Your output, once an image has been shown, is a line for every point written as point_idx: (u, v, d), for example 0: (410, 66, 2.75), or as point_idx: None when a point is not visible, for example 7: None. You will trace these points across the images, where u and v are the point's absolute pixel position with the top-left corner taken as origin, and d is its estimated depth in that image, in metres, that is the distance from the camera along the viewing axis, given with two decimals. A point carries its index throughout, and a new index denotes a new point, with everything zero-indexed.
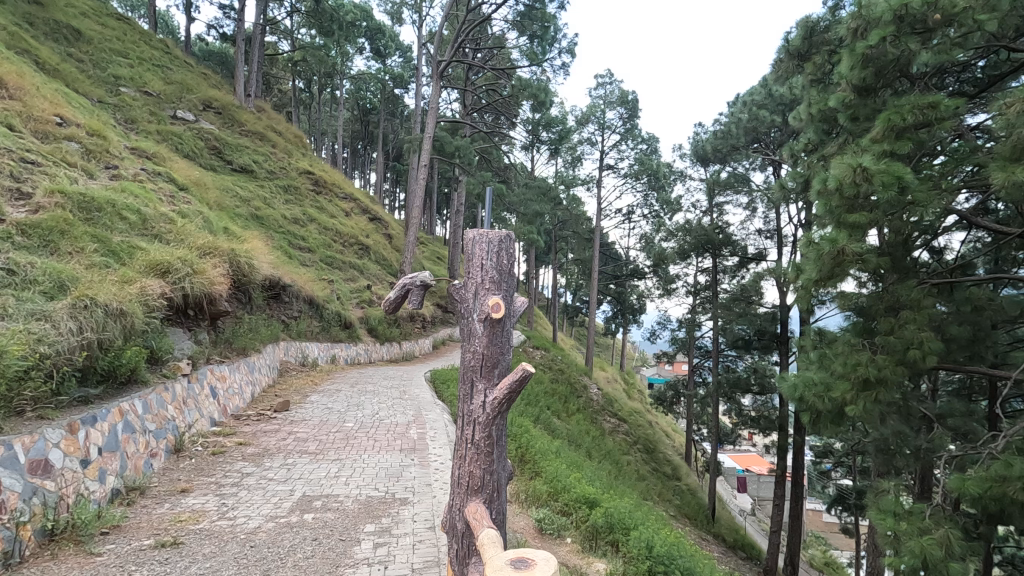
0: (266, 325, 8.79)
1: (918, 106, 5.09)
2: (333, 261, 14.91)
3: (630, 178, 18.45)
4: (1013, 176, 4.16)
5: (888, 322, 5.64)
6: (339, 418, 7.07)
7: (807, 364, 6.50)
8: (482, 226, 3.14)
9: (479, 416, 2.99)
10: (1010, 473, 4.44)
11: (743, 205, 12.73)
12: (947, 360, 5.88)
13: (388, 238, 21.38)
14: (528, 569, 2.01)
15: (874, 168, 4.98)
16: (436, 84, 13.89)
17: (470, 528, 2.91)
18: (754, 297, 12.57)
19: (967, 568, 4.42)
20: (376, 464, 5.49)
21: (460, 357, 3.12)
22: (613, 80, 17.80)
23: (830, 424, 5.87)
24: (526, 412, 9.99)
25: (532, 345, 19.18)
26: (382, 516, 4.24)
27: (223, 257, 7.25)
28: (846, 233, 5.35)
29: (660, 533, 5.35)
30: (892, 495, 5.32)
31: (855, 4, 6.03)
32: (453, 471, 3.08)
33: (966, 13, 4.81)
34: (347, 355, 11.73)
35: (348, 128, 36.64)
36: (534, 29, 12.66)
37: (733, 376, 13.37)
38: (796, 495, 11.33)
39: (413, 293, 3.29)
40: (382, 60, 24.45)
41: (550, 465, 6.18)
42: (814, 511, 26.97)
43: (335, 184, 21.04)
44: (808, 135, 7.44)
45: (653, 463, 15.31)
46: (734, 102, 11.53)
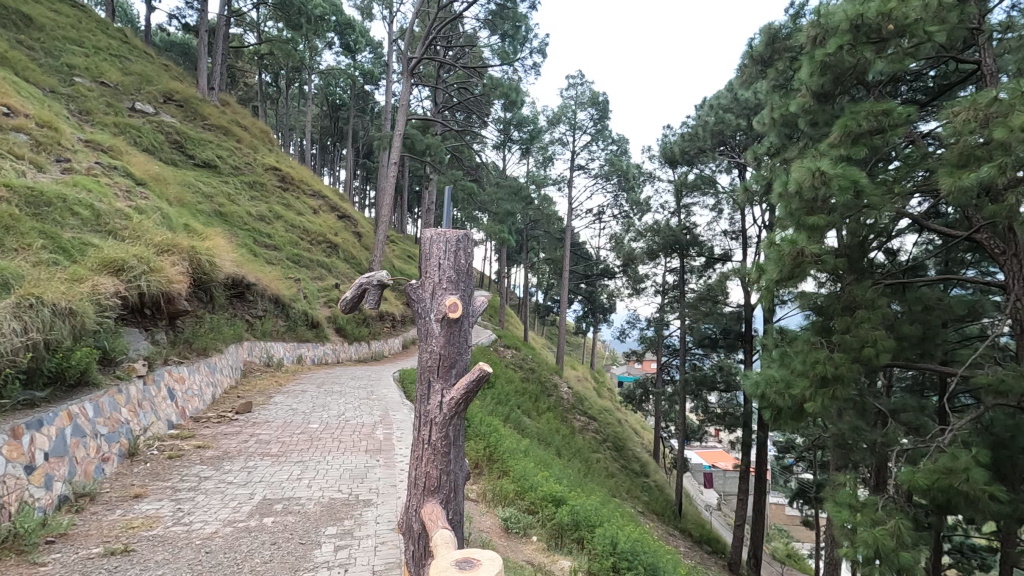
0: (228, 325, 8.55)
1: (873, 113, 5.31)
2: (300, 259, 14.60)
3: (601, 178, 18.60)
4: (958, 181, 4.35)
5: (845, 322, 5.82)
6: (303, 419, 6.95)
7: (768, 362, 6.67)
8: (440, 225, 3.13)
9: (436, 417, 2.98)
10: (955, 465, 4.68)
11: (710, 206, 12.98)
12: (900, 357, 6.15)
13: (357, 236, 21.07)
14: (473, 569, 2.02)
15: (832, 172, 5.17)
16: (407, 81, 13.69)
17: (425, 529, 2.90)
18: (720, 296, 12.88)
19: (916, 557, 4.63)
20: (340, 466, 5.42)
21: (417, 358, 3.10)
22: (584, 81, 17.88)
23: (790, 421, 6.04)
24: (495, 412, 10.00)
25: (503, 344, 19.12)
26: (345, 518, 4.19)
27: (182, 255, 7.02)
28: (806, 234, 5.52)
29: (625, 529, 5.41)
30: (848, 487, 5.52)
31: (814, 13, 6.22)
32: (411, 471, 3.07)
33: (918, 24, 5.02)
34: (314, 355, 11.52)
35: (317, 124, 35.95)
36: (505, 29, 12.63)
37: (699, 373, 13.62)
38: (760, 490, 11.61)
39: (369, 293, 3.26)
40: (352, 55, 24.06)
41: (517, 464, 6.18)
42: (777, 505, 27.79)
43: (302, 181, 20.61)
44: (771, 138, 7.63)
45: (622, 460, 15.50)
46: (701, 105, 11.73)
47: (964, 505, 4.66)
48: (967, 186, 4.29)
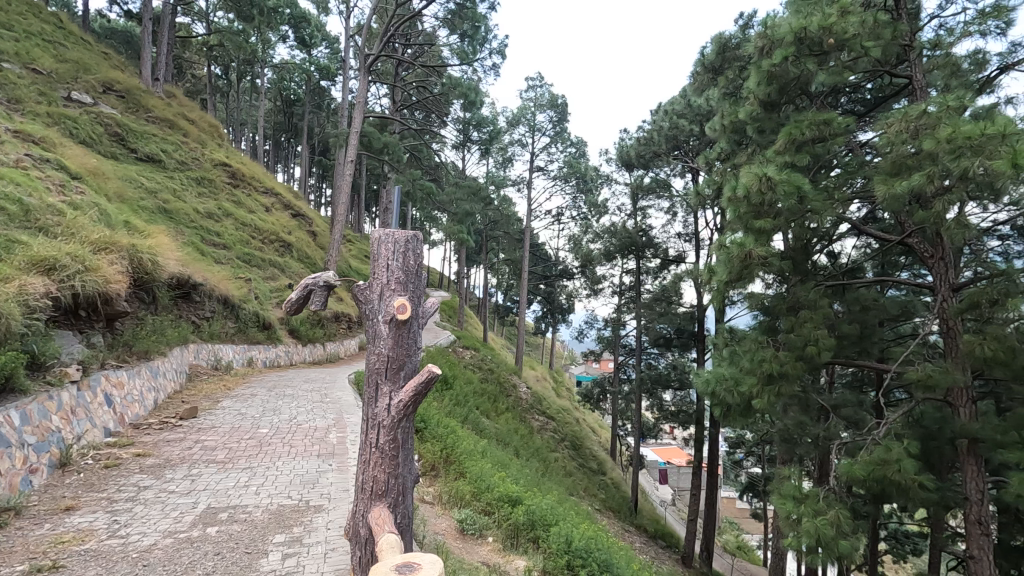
0: (172, 327, 8.19)
1: (815, 122, 5.59)
2: (252, 259, 14.14)
3: (559, 180, 18.76)
4: (892, 189, 4.60)
5: (790, 321, 6.09)
6: (253, 424, 6.73)
7: (718, 360, 6.90)
8: (389, 225, 3.10)
9: (384, 420, 2.94)
10: (889, 456, 4.95)
11: (664, 209, 13.29)
12: (841, 355, 6.50)
13: (312, 235, 20.55)
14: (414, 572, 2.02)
15: (777, 177, 5.40)
16: (364, 78, 13.41)
17: (372, 533, 2.87)
18: (674, 298, 13.26)
19: (854, 545, 4.88)
20: (291, 470, 5.28)
21: (365, 360, 3.04)
22: (542, 83, 17.98)
23: (739, 417, 6.26)
24: (453, 413, 9.98)
25: (462, 344, 19.04)
26: (294, 525, 4.08)
27: (121, 253, 6.68)
28: (753, 237, 5.73)
29: (581, 527, 5.47)
30: (793, 480, 5.75)
31: (761, 24, 6.46)
32: (357, 475, 3.02)
33: (855, 39, 5.32)
34: (266, 357, 11.17)
35: (270, 120, 34.83)
36: (465, 28, 12.57)
37: (654, 372, 13.94)
38: (711, 485, 11.96)
39: (316, 294, 3.21)
40: (307, 50, 23.40)
41: (474, 465, 6.19)
42: (728, 499, 28.85)
43: (253, 178, 19.94)
44: (721, 144, 7.88)
45: (580, 459, 15.68)
46: (656, 110, 12.00)
47: (897, 493, 4.94)
48: (899, 194, 4.56)
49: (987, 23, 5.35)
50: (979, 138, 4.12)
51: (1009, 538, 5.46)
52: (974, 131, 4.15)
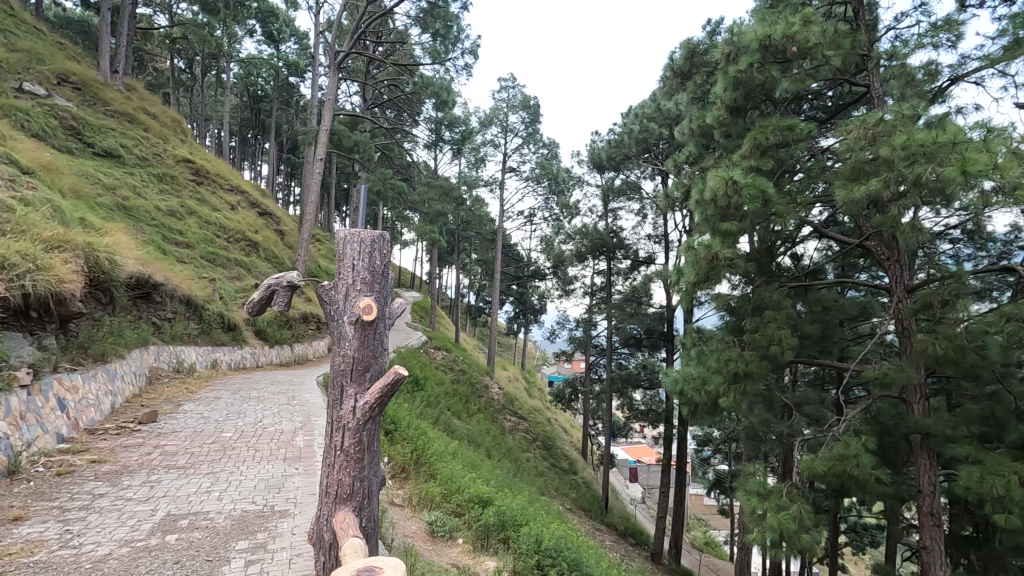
0: (131, 328, 7.90)
1: (779, 127, 5.76)
2: (216, 258, 13.76)
3: (531, 181, 18.82)
4: (851, 194, 4.75)
5: (755, 321, 6.24)
6: (216, 428, 6.54)
7: (686, 360, 7.02)
8: (355, 225, 3.06)
9: (349, 422, 2.90)
10: (848, 451, 5.12)
11: (635, 211, 13.47)
12: (804, 354, 6.69)
13: (279, 234, 20.12)
14: None
15: (742, 181, 5.53)
16: (334, 75, 13.19)
17: (336, 538, 2.83)
18: (644, 298, 13.45)
19: (814, 539, 5.02)
20: (256, 475, 5.15)
21: (330, 362, 2.99)
22: (515, 84, 18.01)
23: (706, 415, 6.38)
24: (424, 414, 9.91)
25: (434, 345, 18.92)
26: (258, 531, 3.98)
27: (75, 252, 6.41)
28: (720, 239, 5.85)
29: (551, 527, 5.51)
30: (757, 476, 5.89)
31: (727, 31, 6.60)
32: (322, 479, 2.97)
33: (817, 48, 5.50)
34: (231, 358, 10.87)
35: (236, 116, 34.00)
36: (437, 27, 12.50)
37: (625, 372, 14.11)
38: (681, 482, 12.16)
39: (279, 294, 3.15)
40: (275, 45, 22.90)
41: (445, 467, 6.15)
42: (696, 496, 29.43)
43: (218, 175, 19.42)
44: (690, 148, 8.02)
45: (551, 459, 15.73)
46: (627, 113, 12.14)
47: (855, 487, 5.12)
48: (858, 199, 4.71)
49: (939, 36, 5.60)
50: (931, 145, 4.30)
51: (959, 528, 5.71)
52: (927, 138, 4.34)
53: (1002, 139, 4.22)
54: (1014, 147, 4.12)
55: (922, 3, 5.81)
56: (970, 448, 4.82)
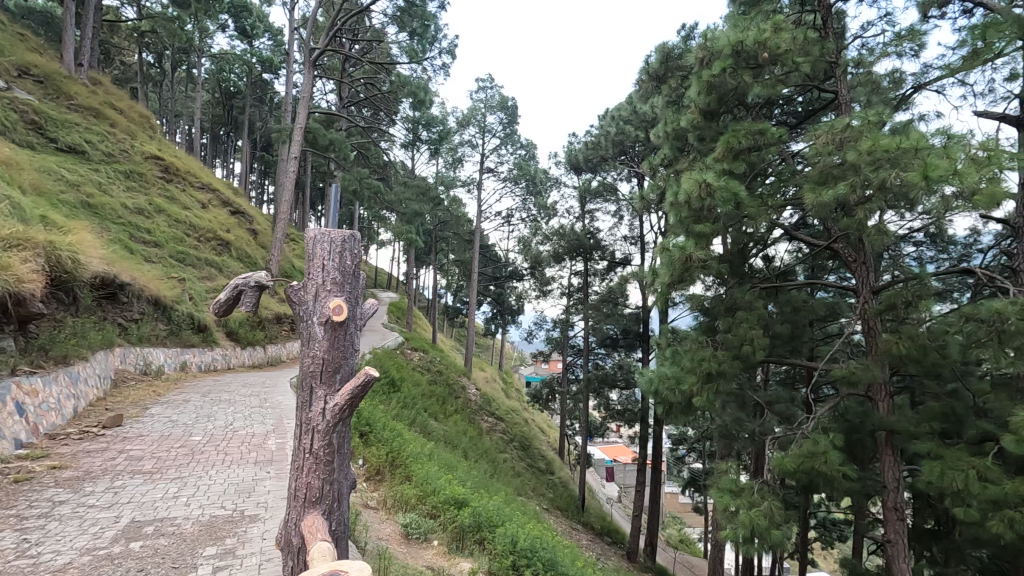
0: (96, 329, 7.66)
1: (751, 131, 5.88)
2: (186, 257, 13.44)
3: (509, 181, 18.83)
4: (819, 198, 4.87)
5: (728, 321, 6.36)
6: (184, 432, 6.39)
7: (660, 360, 7.10)
8: (325, 224, 3.03)
9: (318, 425, 2.87)
10: (817, 448, 5.24)
11: (611, 212, 13.58)
12: (775, 354, 6.84)
13: (252, 233, 19.75)
14: None
15: (715, 184, 5.62)
16: (309, 72, 12.99)
17: (305, 542, 2.79)
18: (620, 299, 13.60)
19: (785, 535, 5.13)
20: (225, 479, 5.04)
21: (299, 363, 2.95)
22: (492, 85, 18.00)
23: (680, 414, 6.47)
24: (400, 416, 9.84)
25: (411, 346, 18.78)
26: (227, 536, 3.89)
27: (35, 251, 6.20)
28: (694, 241, 5.94)
29: (527, 527, 5.53)
30: (730, 474, 5.99)
31: (701, 36, 6.70)
32: (290, 482, 2.92)
33: (787, 55, 5.64)
34: (201, 360, 10.61)
35: (208, 112, 33.23)
36: (414, 26, 12.41)
37: (601, 372, 14.22)
38: (656, 480, 12.32)
39: (247, 294, 3.10)
40: (248, 40, 22.45)
41: (421, 468, 6.12)
42: (671, 494, 29.83)
43: (188, 172, 18.96)
44: (665, 150, 8.13)
45: (528, 459, 15.76)
46: (603, 115, 12.25)
47: (824, 484, 5.25)
48: (826, 202, 4.83)
49: (903, 45, 5.78)
50: (895, 151, 4.44)
51: (921, 522, 5.92)
52: (892, 144, 4.48)
53: (962, 146, 4.38)
54: (972, 154, 4.28)
55: (887, 13, 5.99)
56: (932, 444, 4.99)
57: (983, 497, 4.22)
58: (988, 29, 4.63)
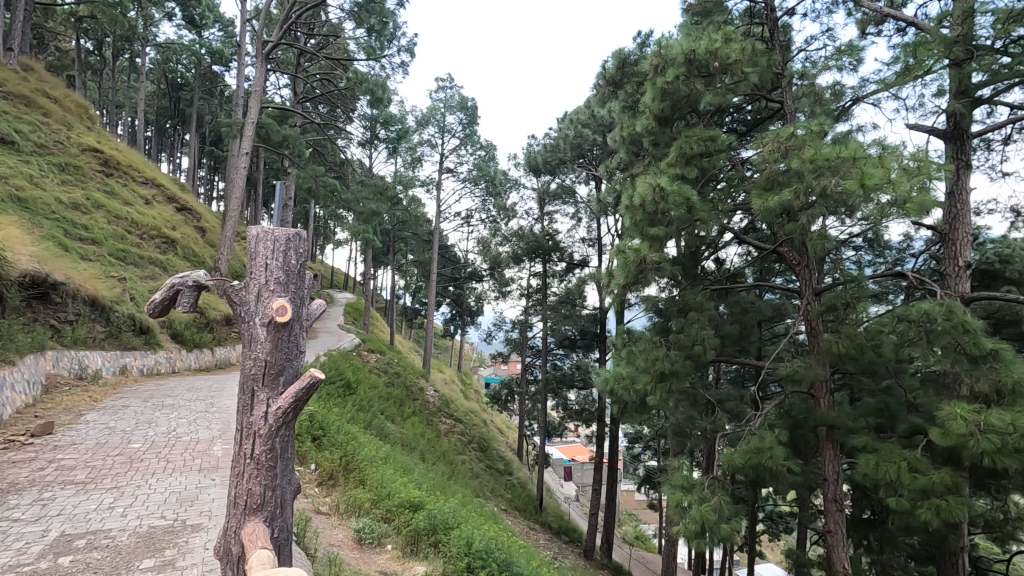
0: (24, 331, 7.20)
1: (702, 138, 6.08)
2: (127, 255, 12.78)
3: (468, 182, 18.77)
4: (766, 203, 5.06)
5: (680, 322, 6.53)
6: (122, 439, 6.08)
7: (616, 360, 7.20)
8: (269, 223, 2.95)
9: (260, 429, 2.78)
10: (763, 445, 5.44)
11: (570, 214, 13.73)
12: (725, 353, 7.06)
13: (200, 231, 18.98)
14: None
15: (669, 189, 5.76)
16: (262, 65, 12.57)
17: (245, 550, 2.70)
18: (578, 300, 13.77)
19: (733, 528, 5.31)
20: (166, 488, 4.82)
21: (239, 366, 2.85)
22: (452, 85, 17.91)
23: (635, 413, 6.59)
24: (355, 419, 9.66)
25: (367, 348, 18.42)
26: (166, 548, 3.72)
27: None
28: (649, 243, 6.07)
29: (483, 529, 5.53)
30: (682, 471, 6.14)
31: (656, 44, 6.85)
32: (230, 489, 2.82)
33: (737, 65, 5.85)
34: (143, 363, 10.11)
35: (153, 104, 31.75)
36: (372, 23, 12.21)
37: (560, 373, 14.33)
38: (613, 478, 12.53)
39: (184, 294, 2.98)
40: (197, 31, 21.57)
41: (376, 472, 6.02)
42: (627, 491, 30.47)
43: (130, 166, 18.07)
44: (621, 154, 8.28)
45: (487, 460, 15.74)
46: (562, 118, 12.38)
47: (770, 478, 5.45)
48: (772, 208, 5.03)
49: (842, 60, 6.10)
50: (835, 160, 4.68)
51: (859, 512, 6.24)
52: (832, 153, 4.72)
53: (895, 156, 4.65)
54: (904, 163, 4.55)
55: (828, 28, 6.29)
56: (868, 438, 5.27)
57: (913, 487, 4.47)
58: (918, 48, 4.93)
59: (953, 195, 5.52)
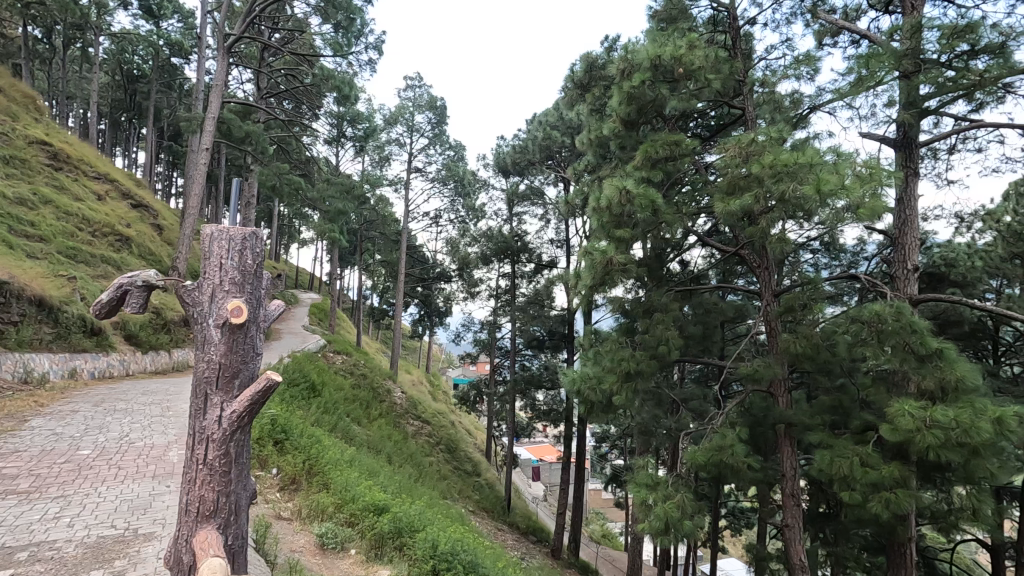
0: None
1: (668, 142, 6.19)
2: (78, 253, 12.23)
3: (437, 182, 18.67)
4: (728, 207, 5.19)
5: (645, 322, 6.64)
6: (70, 445, 5.81)
7: (583, 360, 7.26)
8: (224, 222, 2.87)
9: (214, 433, 2.71)
10: (725, 442, 5.58)
11: (538, 216, 13.80)
12: (689, 353, 7.19)
13: (157, 229, 18.31)
14: None
15: (635, 191, 5.86)
16: (224, 59, 12.20)
17: (196, 559, 2.62)
18: (547, 301, 13.88)
19: (696, 524, 5.42)
20: (117, 497, 4.62)
21: (192, 369, 2.77)
22: (421, 84, 17.79)
23: (601, 413, 6.67)
24: (319, 422, 9.49)
25: (334, 349, 18.09)
26: (116, 559, 3.57)
27: None
28: (615, 245, 6.15)
29: (448, 531, 5.51)
30: (647, 469, 6.24)
31: (623, 49, 6.95)
32: (181, 496, 2.74)
33: (701, 71, 5.99)
34: (95, 366, 9.70)
35: (107, 96, 30.47)
36: (339, 19, 12.01)
37: (528, 373, 14.38)
38: (580, 477, 12.63)
39: (133, 295, 2.87)
40: (155, 21, 20.82)
41: (340, 475, 5.91)
42: (594, 490, 30.84)
43: (81, 161, 17.32)
44: (589, 156, 8.37)
45: (455, 462, 15.67)
46: (531, 120, 12.44)
47: (731, 474, 5.59)
48: (733, 211, 5.16)
49: (800, 69, 6.30)
50: (793, 165, 4.84)
51: (815, 506, 6.47)
52: (790, 159, 4.88)
53: (849, 162, 4.84)
54: (857, 170, 4.74)
55: (787, 38, 6.50)
56: (824, 435, 5.46)
57: (865, 481, 4.65)
58: (870, 59, 5.14)
59: (902, 202, 5.78)
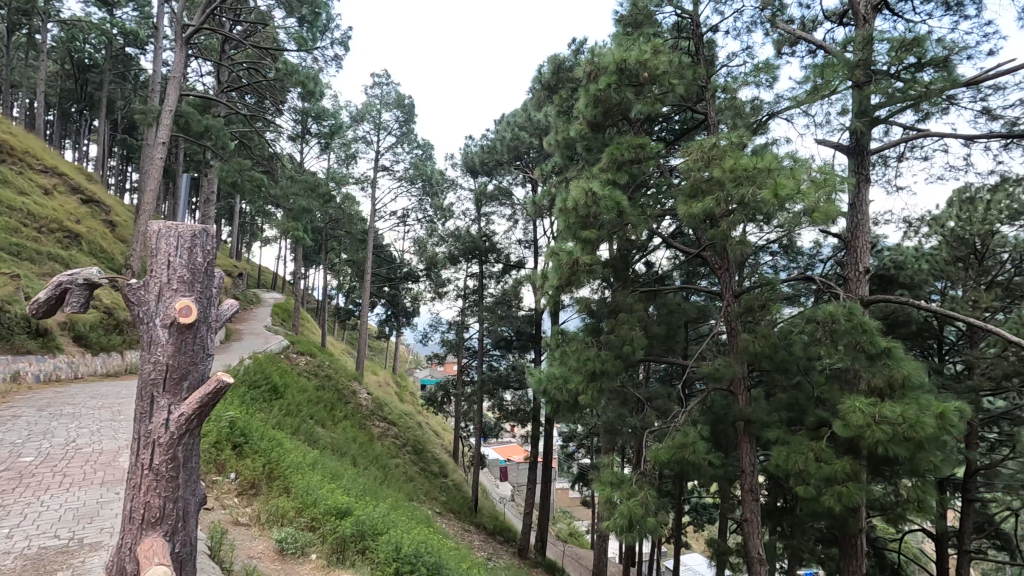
0: None
1: (633, 145, 6.28)
2: (22, 250, 11.61)
3: (405, 181, 18.48)
4: (691, 209, 5.30)
5: (610, 322, 6.72)
6: (11, 453, 5.51)
7: (550, 360, 7.29)
8: (173, 218, 2.78)
9: (160, 437, 2.62)
10: (687, 439, 5.68)
11: (506, 216, 13.81)
12: (653, 353, 7.29)
13: (110, 225, 17.56)
14: None
15: (600, 193, 5.92)
16: (182, 50, 11.77)
17: (141, 567, 2.53)
18: (514, 301, 14.08)
19: (659, 521, 5.51)
20: (63, 505, 4.41)
21: (137, 370, 2.66)
22: (389, 82, 17.58)
23: (567, 412, 6.71)
24: (281, 425, 9.24)
25: (297, 349, 17.69)
26: (58, 570, 3.41)
27: None
28: (581, 246, 6.21)
29: (412, 533, 5.45)
30: (612, 467, 6.31)
31: (590, 52, 7.02)
32: (125, 503, 2.64)
33: (664, 76, 6.11)
34: (39, 369, 9.22)
35: (55, 85, 29.02)
36: (303, 13, 11.76)
37: (496, 374, 14.37)
38: (547, 477, 12.68)
39: (74, 294, 2.75)
40: (108, 9, 19.94)
41: (301, 479, 5.78)
42: (562, 489, 31.00)
43: (26, 153, 16.48)
44: (556, 157, 8.42)
45: (421, 463, 15.51)
46: (500, 120, 12.44)
47: (692, 470, 5.70)
48: (696, 214, 5.28)
49: (760, 76, 6.49)
50: (752, 170, 4.98)
51: (773, 501, 6.65)
52: (750, 164, 5.02)
53: (805, 168, 5.01)
54: (812, 175, 4.92)
55: (747, 46, 6.68)
56: (780, 431, 5.63)
57: (820, 475, 4.82)
58: (825, 69, 5.35)
59: (855, 206, 6.01)
